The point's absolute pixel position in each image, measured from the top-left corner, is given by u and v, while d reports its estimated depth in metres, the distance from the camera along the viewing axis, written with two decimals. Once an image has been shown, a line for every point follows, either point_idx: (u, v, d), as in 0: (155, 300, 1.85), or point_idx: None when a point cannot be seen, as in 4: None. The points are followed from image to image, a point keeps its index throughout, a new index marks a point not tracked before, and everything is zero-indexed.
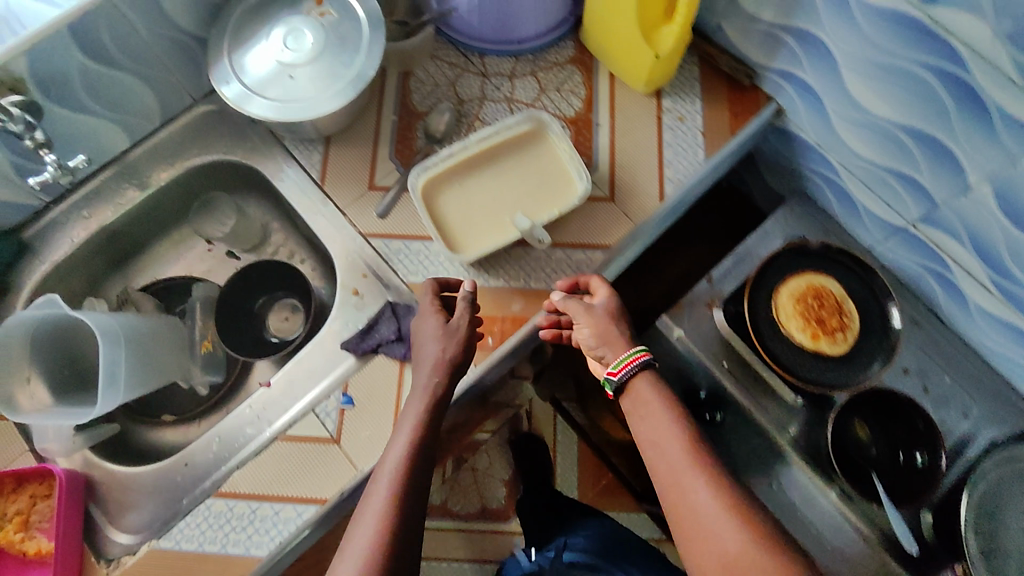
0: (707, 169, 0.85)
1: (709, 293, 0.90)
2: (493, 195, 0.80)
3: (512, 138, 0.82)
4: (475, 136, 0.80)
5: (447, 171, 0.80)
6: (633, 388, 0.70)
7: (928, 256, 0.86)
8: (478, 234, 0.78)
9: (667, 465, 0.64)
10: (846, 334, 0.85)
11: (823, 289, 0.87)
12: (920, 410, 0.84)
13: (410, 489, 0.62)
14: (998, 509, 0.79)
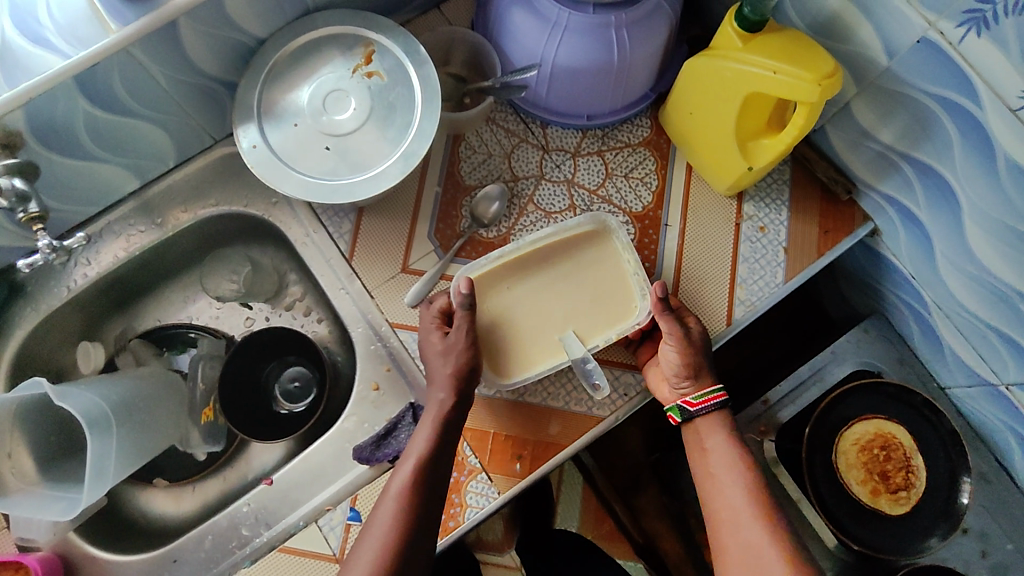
0: (784, 294, 0.75)
1: (765, 418, 0.80)
2: (541, 306, 0.72)
3: (570, 238, 0.74)
4: (527, 237, 0.72)
5: (498, 271, 0.73)
6: (703, 423, 0.69)
7: (1016, 417, 0.73)
8: (521, 350, 0.71)
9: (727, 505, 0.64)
10: (909, 492, 0.76)
11: (891, 439, 0.78)
12: None
13: (407, 536, 0.59)
14: None
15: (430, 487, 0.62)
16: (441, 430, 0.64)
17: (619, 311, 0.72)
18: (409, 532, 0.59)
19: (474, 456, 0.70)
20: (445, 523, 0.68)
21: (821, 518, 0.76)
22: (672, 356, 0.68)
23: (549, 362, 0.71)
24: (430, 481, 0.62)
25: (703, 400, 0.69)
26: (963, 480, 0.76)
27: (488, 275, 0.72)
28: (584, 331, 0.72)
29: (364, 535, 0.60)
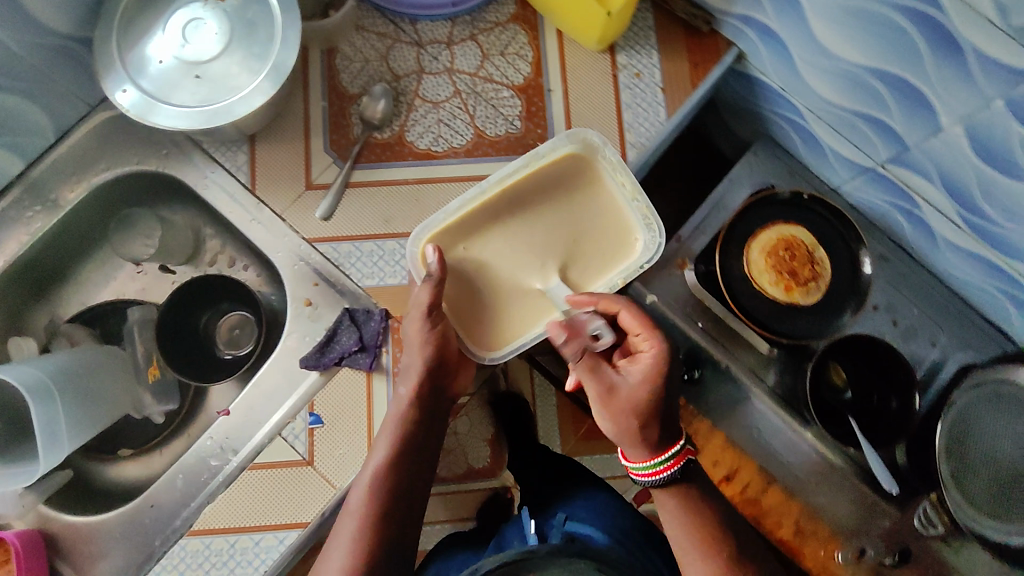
0: (670, 129, 0.79)
1: (679, 253, 0.83)
2: (530, 251, 0.74)
3: (549, 166, 0.74)
4: (490, 178, 0.72)
5: (465, 223, 0.73)
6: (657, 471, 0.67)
7: (896, 195, 0.81)
8: (519, 303, 0.73)
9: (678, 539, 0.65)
10: (817, 282, 0.83)
11: (793, 239, 0.84)
12: (902, 359, 0.81)
13: (377, 533, 0.62)
14: (966, 433, 0.79)
15: (389, 497, 0.64)
16: (409, 428, 0.67)
17: (615, 250, 0.75)
18: (379, 531, 0.62)
19: None
20: None
21: (750, 326, 0.81)
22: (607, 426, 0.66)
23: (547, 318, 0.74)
24: (389, 493, 0.64)
25: (648, 472, 0.65)
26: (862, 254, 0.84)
27: (457, 224, 0.73)
28: (576, 285, 0.75)
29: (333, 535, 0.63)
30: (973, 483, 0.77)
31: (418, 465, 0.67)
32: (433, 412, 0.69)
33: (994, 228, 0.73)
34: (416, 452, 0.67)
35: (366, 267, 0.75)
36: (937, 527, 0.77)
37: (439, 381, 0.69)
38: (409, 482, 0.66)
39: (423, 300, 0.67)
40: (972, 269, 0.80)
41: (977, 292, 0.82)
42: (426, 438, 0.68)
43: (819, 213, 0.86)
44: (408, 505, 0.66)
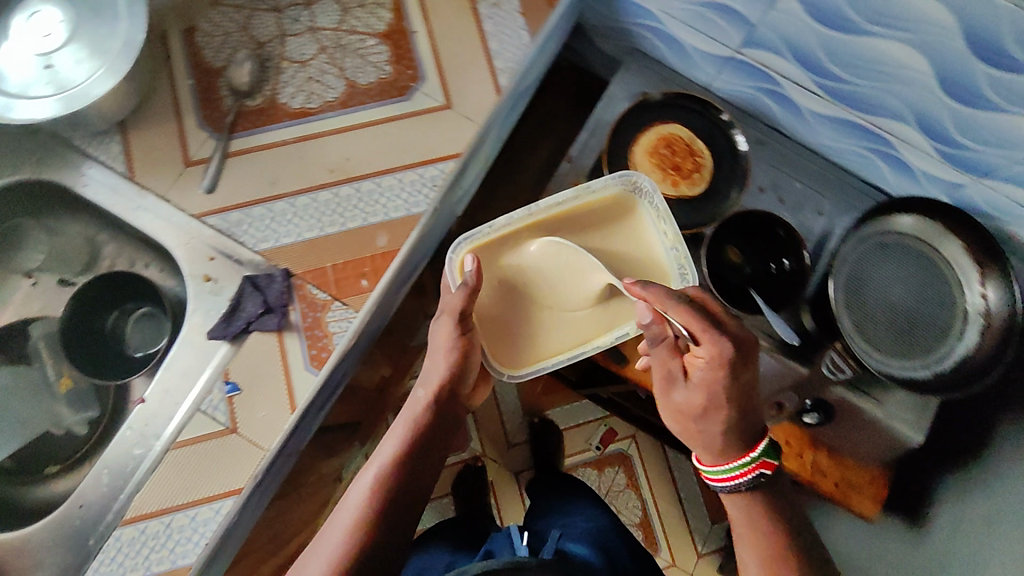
0: (535, 49, 0.81)
1: (573, 172, 0.87)
2: (569, 281, 0.71)
3: (595, 203, 0.73)
4: (539, 202, 0.72)
5: (502, 242, 0.73)
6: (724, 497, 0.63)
7: (758, 78, 0.87)
8: (548, 330, 0.71)
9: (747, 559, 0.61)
10: (701, 172, 0.86)
11: (671, 136, 0.87)
12: (778, 219, 0.85)
13: (380, 522, 0.60)
14: (862, 280, 0.85)
15: (393, 491, 0.62)
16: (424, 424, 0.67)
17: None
18: (382, 517, 0.61)
19: (322, 292, 0.73)
20: (317, 354, 0.71)
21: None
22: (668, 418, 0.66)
23: (574, 349, 0.71)
24: (395, 485, 0.63)
25: (716, 479, 0.63)
26: (735, 133, 0.87)
27: (493, 240, 0.72)
28: (597, 325, 0.71)
29: (335, 517, 0.61)
30: (876, 323, 0.84)
31: (426, 461, 0.66)
32: (449, 415, 0.69)
33: (843, 87, 0.80)
34: (423, 457, 0.66)
35: (260, 231, 0.75)
36: (844, 371, 0.85)
37: (453, 395, 0.70)
38: (412, 485, 0.64)
39: (455, 305, 0.67)
40: (835, 134, 0.89)
41: (841, 153, 0.92)
42: (434, 447, 0.67)
43: (691, 105, 0.88)
44: (415, 501, 0.64)
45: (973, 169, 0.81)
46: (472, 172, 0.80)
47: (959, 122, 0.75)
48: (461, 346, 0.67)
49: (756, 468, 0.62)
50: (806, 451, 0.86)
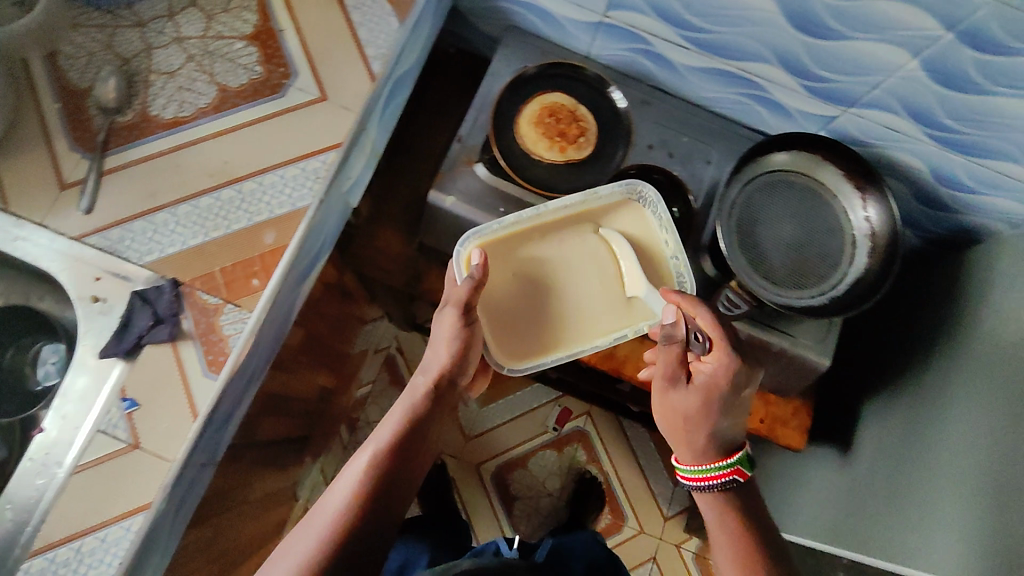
0: (405, 34, 0.81)
1: (464, 152, 0.87)
2: (572, 283, 0.85)
3: (600, 208, 0.85)
4: (543, 205, 0.82)
5: (507, 237, 0.84)
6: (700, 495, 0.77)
7: (630, 40, 0.89)
8: (549, 324, 0.84)
9: (721, 534, 0.74)
10: (586, 136, 0.88)
11: (553, 105, 0.88)
12: (654, 166, 0.92)
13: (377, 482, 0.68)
14: (753, 219, 0.88)
15: (393, 459, 0.70)
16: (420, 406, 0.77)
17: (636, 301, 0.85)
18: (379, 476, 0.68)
19: (213, 296, 0.72)
20: (215, 359, 0.71)
21: (544, 196, 0.86)
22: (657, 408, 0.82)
23: (577, 343, 0.84)
24: (392, 455, 0.71)
25: (698, 478, 0.77)
26: (611, 92, 0.91)
27: (499, 237, 0.83)
28: (601, 325, 0.84)
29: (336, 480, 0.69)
30: (768, 259, 0.87)
31: (419, 439, 0.75)
32: (443, 403, 0.79)
33: (707, 38, 0.83)
34: (419, 436, 0.75)
35: (144, 245, 0.74)
36: (739, 307, 0.87)
37: (449, 385, 0.80)
38: (411, 455, 0.72)
39: (460, 296, 0.78)
40: (712, 84, 0.91)
41: (722, 102, 0.94)
42: (431, 428, 0.77)
43: (568, 73, 0.90)
44: (410, 469, 0.72)
45: (841, 100, 0.85)
46: (358, 161, 0.81)
47: (815, 56, 0.79)
48: (462, 334, 0.78)
49: (731, 472, 0.76)
50: None
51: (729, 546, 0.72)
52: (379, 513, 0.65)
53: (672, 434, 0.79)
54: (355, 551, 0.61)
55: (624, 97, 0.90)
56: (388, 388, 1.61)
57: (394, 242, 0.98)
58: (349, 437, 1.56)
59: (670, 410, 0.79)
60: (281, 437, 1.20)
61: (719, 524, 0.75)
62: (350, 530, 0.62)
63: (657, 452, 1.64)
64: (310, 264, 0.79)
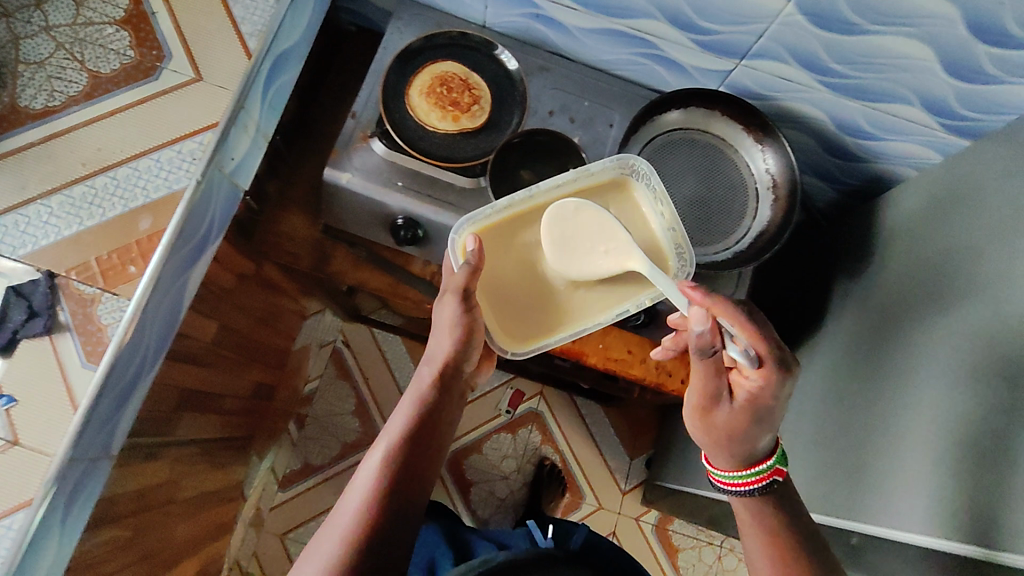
0: (281, 10, 0.79)
1: (358, 128, 0.86)
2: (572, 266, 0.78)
3: (594, 185, 0.80)
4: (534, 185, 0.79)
5: (500, 223, 0.80)
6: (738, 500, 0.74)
7: (520, 4, 0.87)
8: (547, 308, 0.80)
9: (746, 521, 0.73)
10: (480, 104, 0.86)
11: (444, 74, 0.86)
12: (541, 129, 0.86)
13: (391, 487, 0.67)
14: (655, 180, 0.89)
15: (404, 457, 0.70)
16: (428, 398, 0.75)
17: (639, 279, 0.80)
18: (393, 479, 0.68)
19: (89, 286, 0.71)
20: (94, 349, 0.71)
21: (441, 167, 0.84)
22: (694, 410, 0.76)
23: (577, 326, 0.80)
24: (403, 454, 0.70)
25: (733, 482, 0.74)
26: (498, 54, 0.89)
27: (490, 223, 0.79)
28: (600, 304, 0.80)
29: (350, 487, 0.69)
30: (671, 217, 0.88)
31: (431, 433, 0.73)
32: (451, 389, 0.77)
33: None
34: (431, 427, 0.74)
35: (16, 238, 0.71)
36: None
37: (458, 370, 0.78)
38: (425, 450, 0.72)
39: (459, 283, 0.74)
40: (608, 45, 0.90)
41: (620, 65, 0.94)
42: (443, 417, 0.76)
43: (455, 39, 0.88)
44: (425, 467, 0.71)
45: (730, 53, 0.84)
46: (241, 140, 0.79)
47: (695, 7, 0.77)
48: (462, 321, 0.75)
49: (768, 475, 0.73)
50: (649, 356, 0.96)
51: (758, 544, 0.71)
52: (397, 515, 0.66)
53: (707, 437, 0.75)
54: (375, 557, 0.63)
55: (513, 58, 0.88)
56: (336, 381, 1.59)
57: (300, 225, 0.97)
58: (298, 433, 1.54)
59: (712, 419, 0.74)
60: (213, 435, 1.18)
61: (751, 520, 0.73)
62: (367, 537, 0.63)
63: (611, 427, 1.64)
64: (198, 248, 0.78)
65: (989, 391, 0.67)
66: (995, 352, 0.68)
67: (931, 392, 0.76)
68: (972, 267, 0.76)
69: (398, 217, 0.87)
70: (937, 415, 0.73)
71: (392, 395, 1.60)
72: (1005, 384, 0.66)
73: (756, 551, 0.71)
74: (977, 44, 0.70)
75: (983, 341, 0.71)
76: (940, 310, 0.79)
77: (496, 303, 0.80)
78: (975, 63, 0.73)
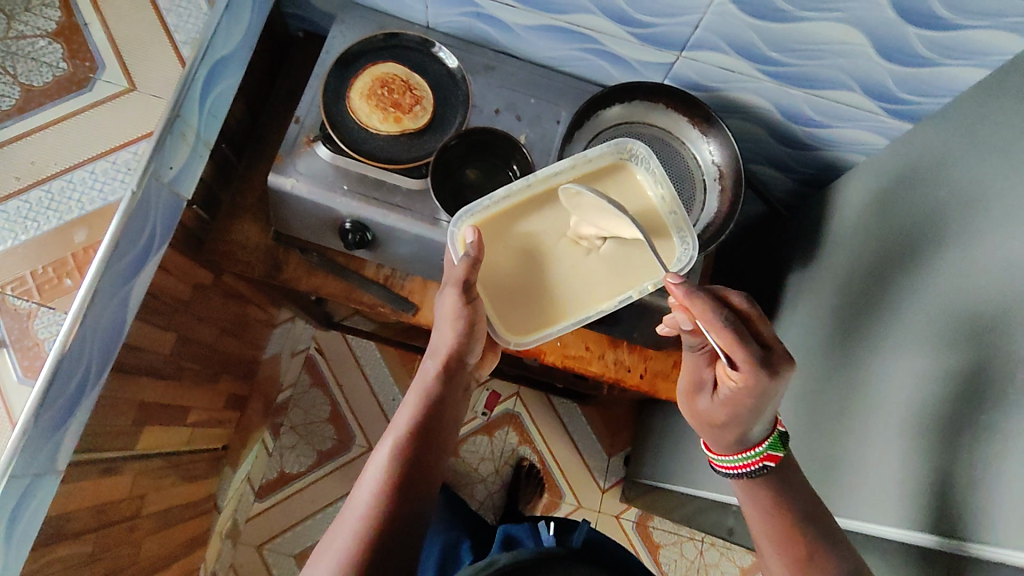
0: (215, 17, 0.79)
1: (302, 132, 0.86)
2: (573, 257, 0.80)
3: (592, 172, 0.79)
4: (531, 175, 0.78)
5: (499, 214, 0.80)
6: (743, 484, 0.74)
7: (459, 3, 0.87)
8: (548, 296, 0.81)
9: (753, 509, 0.73)
10: (422, 104, 0.86)
11: (385, 77, 0.85)
12: (486, 128, 0.86)
13: (402, 478, 0.68)
14: None
15: (413, 449, 0.71)
16: (432, 393, 0.76)
17: (642, 267, 0.80)
18: (402, 471, 0.69)
19: (25, 300, 0.71)
20: (30, 365, 0.70)
21: (386, 169, 0.84)
22: (685, 394, 0.80)
23: (580, 312, 0.80)
24: (411, 447, 0.71)
25: (729, 467, 0.75)
26: (436, 52, 0.89)
27: (489, 215, 0.79)
28: (601, 291, 0.80)
29: (361, 479, 0.70)
30: None
31: (437, 426, 0.75)
32: (454, 385, 0.79)
33: None
34: (437, 420, 0.76)
35: None
36: None
37: (460, 363, 0.80)
38: (433, 441, 0.73)
39: (459, 275, 0.75)
40: (550, 42, 0.90)
41: (565, 60, 0.94)
42: (449, 410, 0.77)
43: (395, 41, 0.88)
44: (432, 459, 0.72)
45: (669, 44, 0.84)
46: (180, 149, 0.78)
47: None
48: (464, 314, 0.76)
49: (762, 460, 0.73)
50: (606, 352, 0.97)
51: (763, 528, 0.71)
52: (409, 502, 0.68)
53: (698, 422, 0.79)
54: (388, 543, 0.64)
55: (452, 56, 0.88)
56: (310, 390, 1.56)
57: (252, 233, 0.96)
58: (274, 443, 1.53)
59: (699, 406, 0.78)
60: (181, 448, 1.18)
61: (755, 507, 0.73)
62: (380, 523, 0.65)
63: (589, 425, 1.64)
64: (141, 254, 0.78)
65: (934, 371, 0.68)
66: (939, 332, 0.69)
67: (882, 375, 0.76)
68: (917, 249, 0.76)
69: (346, 221, 0.87)
70: (889, 398, 0.74)
71: (367, 401, 1.58)
72: (947, 363, 0.66)
73: (765, 536, 0.71)
74: (907, 26, 0.71)
75: (929, 322, 0.71)
76: (888, 293, 0.79)
77: (496, 289, 0.81)
78: (907, 44, 0.73)
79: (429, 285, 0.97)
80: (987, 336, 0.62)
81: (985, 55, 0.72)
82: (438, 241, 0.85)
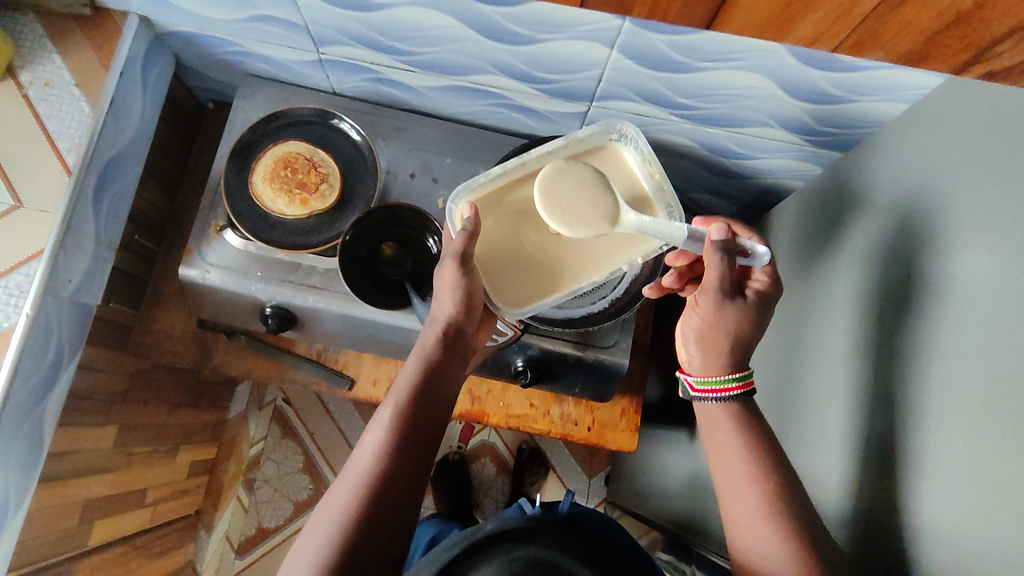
0: (97, 117, 0.76)
1: (210, 218, 0.83)
2: (589, 207, 0.66)
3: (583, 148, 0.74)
4: (530, 152, 0.72)
5: (495, 193, 0.73)
6: (724, 465, 0.65)
7: (357, 71, 0.84)
8: (547, 266, 0.71)
9: (737, 488, 0.64)
10: (329, 181, 0.83)
11: (287, 156, 0.82)
12: (399, 205, 0.82)
13: (399, 453, 0.61)
14: None
15: (412, 422, 0.63)
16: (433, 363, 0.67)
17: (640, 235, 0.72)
18: (399, 447, 0.61)
19: None
20: None
21: (301, 252, 0.81)
22: (696, 321, 0.69)
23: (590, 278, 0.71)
24: (409, 418, 0.63)
25: (707, 389, 0.69)
26: (338, 123, 0.86)
27: (487, 194, 0.73)
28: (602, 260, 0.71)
29: (356, 449, 0.62)
30: None
31: (437, 397, 0.66)
32: (455, 350, 0.69)
33: (421, 58, 0.78)
34: (439, 388, 0.67)
35: None
36: (505, 334, 0.81)
37: (462, 330, 0.70)
38: (434, 409, 0.65)
39: (456, 247, 0.66)
40: (459, 98, 0.87)
41: (478, 113, 0.90)
42: (453, 376, 0.68)
43: (294, 118, 0.85)
44: (430, 433, 0.64)
45: (577, 97, 0.81)
46: (74, 260, 0.76)
47: (524, 60, 0.74)
48: (463, 285, 0.66)
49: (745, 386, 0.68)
50: (551, 407, 0.97)
51: (752, 508, 0.62)
52: (408, 481, 0.60)
53: (710, 345, 0.68)
54: (384, 528, 0.58)
55: (355, 127, 0.85)
56: (281, 441, 1.55)
57: (176, 321, 0.94)
58: (249, 498, 1.52)
59: (717, 327, 0.67)
60: (145, 528, 1.18)
61: (737, 486, 0.64)
62: (382, 504, 0.58)
63: (566, 448, 1.62)
64: (49, 372, 0.76)
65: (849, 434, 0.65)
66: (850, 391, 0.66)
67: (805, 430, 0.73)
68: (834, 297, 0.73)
69: (267, 305, 0.83)
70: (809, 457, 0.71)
71: (338, 446, 1.55)
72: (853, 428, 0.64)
73: (751, 514, 0.62)
74: (810, 70, 0.67)
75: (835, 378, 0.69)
76: (807, 340, 0.77)
77: (487, 256, 0.71)
78: (816, 86, 0.69)
79: (363, 356, 0.97)
80: (886, 405, 0.60)
81: (894, 91, 0.67)
82: (362, 316, 0.82)
